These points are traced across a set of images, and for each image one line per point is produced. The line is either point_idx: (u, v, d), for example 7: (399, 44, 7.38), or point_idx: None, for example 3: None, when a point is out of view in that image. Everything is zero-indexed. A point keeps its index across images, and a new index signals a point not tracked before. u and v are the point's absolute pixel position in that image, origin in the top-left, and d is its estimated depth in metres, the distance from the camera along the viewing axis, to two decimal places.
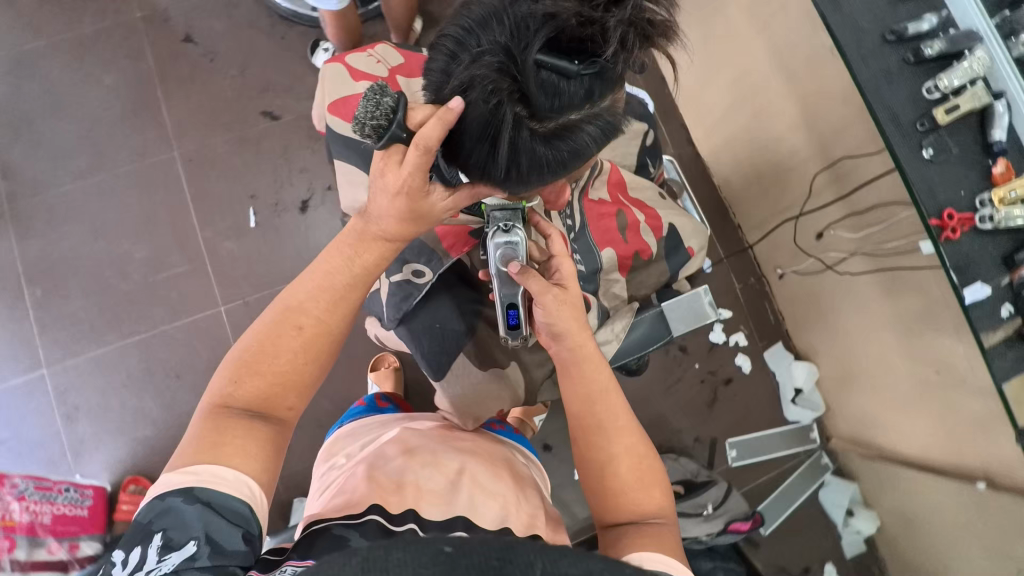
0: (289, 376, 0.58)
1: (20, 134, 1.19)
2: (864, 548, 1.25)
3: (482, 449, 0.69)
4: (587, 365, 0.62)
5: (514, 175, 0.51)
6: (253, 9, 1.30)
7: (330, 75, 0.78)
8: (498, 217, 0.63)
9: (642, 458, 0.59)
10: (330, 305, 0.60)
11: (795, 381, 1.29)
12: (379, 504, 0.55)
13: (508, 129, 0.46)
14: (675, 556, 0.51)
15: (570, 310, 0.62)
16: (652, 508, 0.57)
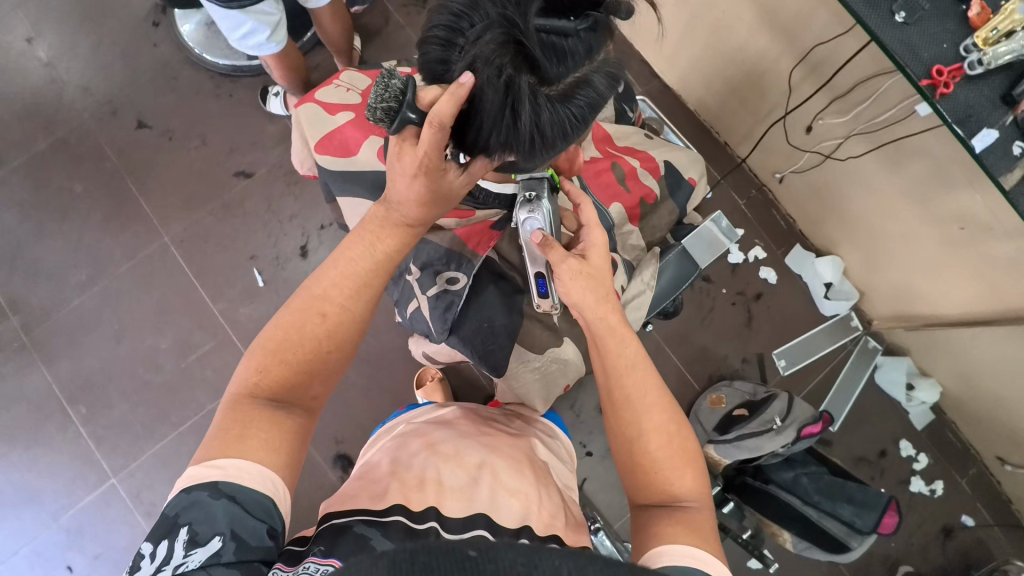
0: (318, 368, 0.55)
1: (13, 266, 1.20)
2: (933, 416, 1.27)
3: (505, 444, 0.67)
4: (610, 340, 0.60)
5: (538, 148, 0.49)
6: (195, 76, 1.29)
7: (305, 116, 0.77)
8: (525, 185, 0.64)
9: (675, 438, 0.57)
10: (353, 292, 0.57)
11: (824, 277, 1.27)
12: (401, 503, 0.52)
13: (526, 100, 0.44)
14: (708, 549, 0.49)
15: (589, 284, 0.60)
16: (687, 491, 0.55)
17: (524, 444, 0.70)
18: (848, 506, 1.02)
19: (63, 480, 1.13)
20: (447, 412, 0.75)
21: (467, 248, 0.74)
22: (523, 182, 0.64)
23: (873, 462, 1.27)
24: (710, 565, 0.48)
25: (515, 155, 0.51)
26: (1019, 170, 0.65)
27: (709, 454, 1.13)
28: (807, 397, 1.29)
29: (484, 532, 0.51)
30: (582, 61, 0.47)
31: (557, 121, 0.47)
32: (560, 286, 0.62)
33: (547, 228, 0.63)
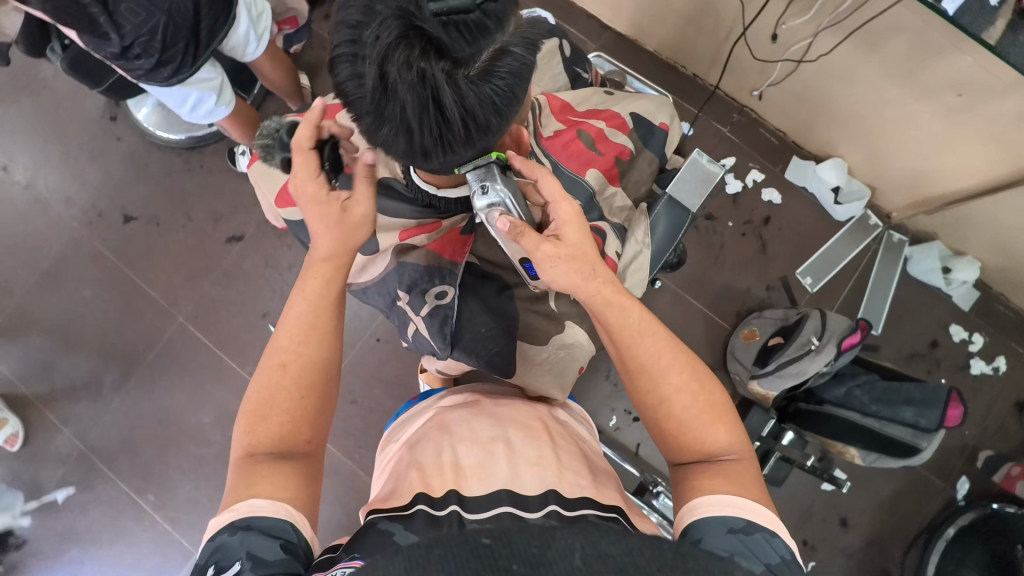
0: (298, 411, 0.56)
1: (51, 381, 1.25)
2: (978, 292, 1.22)
3: (517, 415, 0.67)
4: (614, 310, 0.60)
5: (475, 131, 0.46)
6: (164, 157, 1.31)
7: (258, 177, 0.78)
8: (474, 175, 0.57)
9: (699, 396, 0.58)
10: (303, 337, 0.58)
11: (830, 183, 1.23)
12: (422, 492, 0.53)
13: (446, 88, 0.42)
14: (750, 496, 0.52)
15: (570, 264, 0.60)
16: (722, 444, 0.57)
17: (544, 415, 0.69)
18: (908, 408, 0.99)
19: (152, 565, 1.19)
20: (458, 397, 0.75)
21: (444, 259, 0.74)
22: (471, 171, 0.56)
23: (926, 356, 1.22)
24: (750, 513, 0.50)
25: (455, 148, 0.48)
26: (1003, 19, 0.60)
27: (755, 390, 1.11)
28: (842, 308, 1.24)
29: (508, 507, 0.50)
30: (493, 29, 0.43)
31: (487, 100, 0.44)
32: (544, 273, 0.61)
33: (514, 213, 0.58)
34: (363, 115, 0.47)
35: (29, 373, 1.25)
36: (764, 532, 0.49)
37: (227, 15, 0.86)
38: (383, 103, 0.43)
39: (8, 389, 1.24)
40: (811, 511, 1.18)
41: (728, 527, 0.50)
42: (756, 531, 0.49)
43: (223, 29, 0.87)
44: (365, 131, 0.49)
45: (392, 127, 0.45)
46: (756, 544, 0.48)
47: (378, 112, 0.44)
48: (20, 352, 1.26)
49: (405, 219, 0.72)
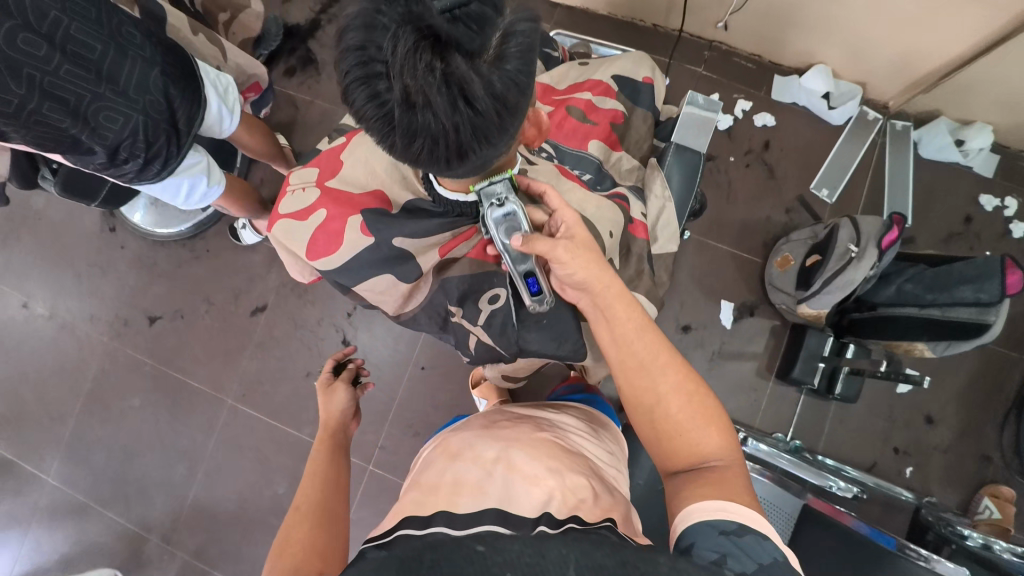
0: (311, 534, 0.57)
1: (126, 494, 1.27)
2: (997, 156, 1.19)
3: (525, 433, 0.62)
4: (613, 305, 0.58)
5: (507, 119, 0.44)
6: (171, 252, 1.33)
7: (281, 237, 0.69)
8: (486, 194, 0.55)
9: (693, 396, 0.54)
10: (316, 485, 0.66)
11: (820, 91, 1.21)
12: (412, 515, 0.50)
13: (472, 79, 0.39)
14: (741, 501, 0.47)
15: (588, 255, 0.58)
16: (713, 449, 0.52)
17: (550, 435, 0.64)
18: (964, 287, 0.92)
19: None
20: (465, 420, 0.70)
21: (488, 263, 0.67)
22: (485, 190, 0.55)
23: (963, 233, 1.19)
24: (744, 517, 0.45)
25: (491, 143, 0.45)
26: None
27: (805, 313, 1.10)
28: (867, 209, 1.22)
29: (495, 524, 0.46)
30: (497, 11, 0.41)
31: (512, 82, 0.42)
32: (562, 267, 0.59)
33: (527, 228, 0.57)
34: (389, 137, 0.45)
35: (102, 492, 1.27)
36: (756, 535, 0.44)
37: (200, 101, 0.86)
38: (410, 117, 0.42)
39: (89, 512, 1.26)
40: (894, 417, 1.16)
41: (718, 529, 0.45)
42: (749, 534, 0.44)
43: (200, 114, 0.87)
44: (395, 153, 0.46)
45: (423, 139, 0.43)
46: (750, 547, 0.43)
47: (406, 129, 0.42)
48: (89, 474, 1.28)
49: (437, 234, 0.64)
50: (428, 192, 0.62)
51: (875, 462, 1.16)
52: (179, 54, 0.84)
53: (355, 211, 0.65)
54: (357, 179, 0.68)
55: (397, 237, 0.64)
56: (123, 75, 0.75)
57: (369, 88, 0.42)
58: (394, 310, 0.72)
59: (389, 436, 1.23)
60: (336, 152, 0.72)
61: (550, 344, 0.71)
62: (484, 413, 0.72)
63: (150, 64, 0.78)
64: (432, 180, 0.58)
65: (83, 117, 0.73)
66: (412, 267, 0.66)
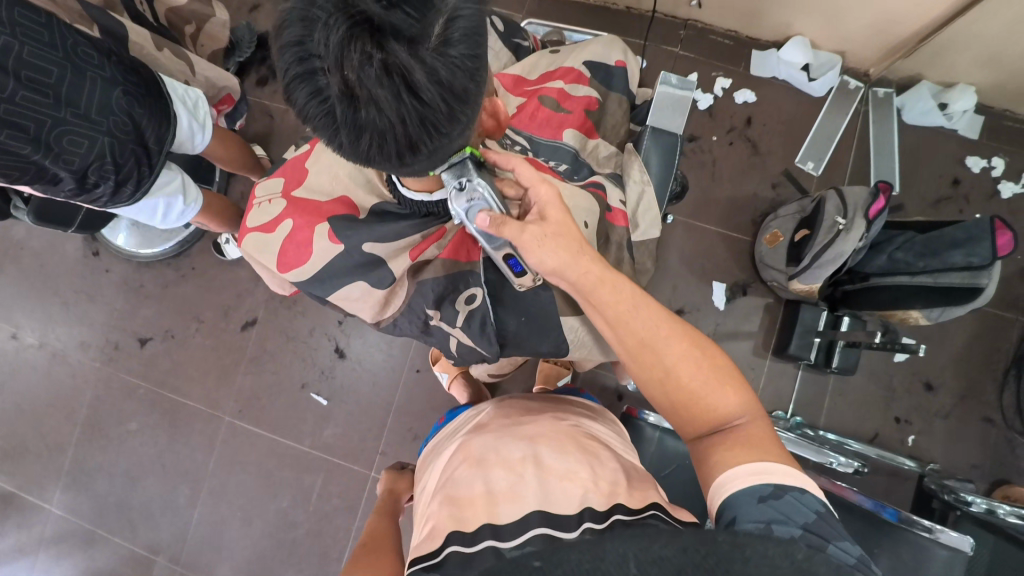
0: (383, 558, 0.67)
1: (130, 518, 1.26)
2: (982, 117, 1.16)
3: (545, 428, 0.61)
4: (601, 289, 0.56)
5: (458, 107, 0.42)
6: (157, 272, 1.32)
7: (252, 251, 0.68)
8: (451, 173, 0.52)
9: (704, 362, 0.53)
10: (381, 530, 0.77)
11: (799, 63, 1.19)
12: (455, 529, 0.48)
13: (414, 67, 0.38)
14: (772, 459, 0.46)
15: (560, 244, 0.56)
16: (733, 409, 0.51)
17: (570, 424, 0.64)
18: (955, 251, 0.90)
19: None
20: (479, 420, 0.69)
21: (462, 263, 0.66)
22: (447, 171, 0.52)
23: (952, 197, 1.18)
24: (776, 476, 0.44)
25: (445, 136, 0.44)
26: None
27: (798, 289, 1.08)
28: (853, 179, 1.21)
29: (542, 529, 0.46)
30: None
31: (459, 68, 0.40)
32: (531, 257, 0.57)
33: (495, 207, 0.54)
34: (337, 138, 0.44)
35: (107, 517, 1.26)
36: (794, 491, 0.43)
37: (170, 119, 0.85)
38: (354, 113, 0.40)
39: (95, 539, 1.26)
40: (893, 385, 1.16)
41: (756, 497, 0.44)
42: (786, 494, 0.43)
43: (171, 134, 0.85)
44: (345, 153, 0.45)
45: (371, 135, 0.42)
46: (790, 507, 0.42)
47: (351, 125, 0.41)
48: (92, 501, 1.27)
49: (408, 237, 0.63)
50: (393, 194, 0.63)
51: (877, 433, 1.15)
52: (143, 73, 0.83)
53: (322, 219, 0.64)
54: (323, 186, 0.66)
55: (367, 242, 0.63)
56: (82, 99, 0.74)
57: (310, 84, 0.41)
58: (373, 317, 0.69)
59: (389, 442, 1.22)
60: (301, 162, 0.70)
61: (537, 339, 0.70)
62: (497, 407, 0.71)
63: (112, 85, 0.76)
64: (396, 181, 0.59)
65: (45, 144, 0.72)
66: (384, 273, 0.64)
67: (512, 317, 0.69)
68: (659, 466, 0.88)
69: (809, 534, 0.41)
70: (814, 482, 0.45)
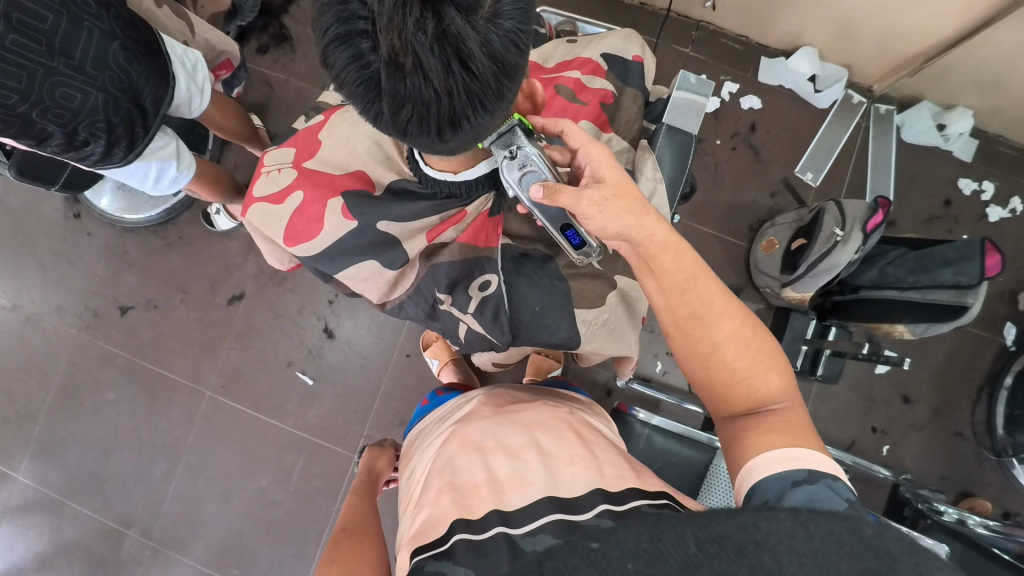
0: (362, 545, 0.65)
1: (103, 489, 1.22)
2: (976, 140, 1.19)
3: (545, 416, 0.61)
4: (664, 254, 0.54)
5: (505, 82, 0.41)
6: (142, 239, 1.27)
7: (258, 221, 0.66)
8: (499, 144, 0.52)
9: (752, 342, 0.53)
10: (358, 514, 0.75)
11: (806, 73, 1.20)
12: (460, 517, 0.47)
13: (468, 36, 0.37)
14: (809, 447, 0.46)
15: (622, 203, 0.53)
16: (774, 393, 0.51)
17: (567, 413, 0.64)
18: (946, 269, 0.92)
19: None
20: (470, 406, 0.69)
21: (479, 249, 0.65)
22: (495, 143, 0.51)
23: (943, 216, 1.21)
24: (811, 463, 0.45)
25: (488, 113, 0.42)
26: None
27: (792, 296, 1.10)
28: (850, 193, 1.23)
29: (557, 514, 0.44)
30: None
31: (510, 41, 0.39)
32: (591, 222, 0.54)
33: (548, 176, 0.53)
34: (373, 107, 0.42)
35: (78, 488, 1.23)
36: (827, 479, 0.44)
37: (168, 79, 0.82)
38: (397, 81, 0.39)
39: (64, 509, 1.22)
40: (874, 396, 1.19)
41: (790, 480, 0.44)
42: (819, 480, 0.43)
43: (168, 96, 0.83)
44: (380, 125, 0.43)
45: (413, 107, 0.40)
46: (822, 493, 0.43)
47: (393, 95, 0.40)
48: (63, 472, 1.23)
49: (427, 217, 0.62)
50: (415, 173, 0.61)
51: (855, 440, 1.18)
52: (142, 27, 0.79)
53: (335, 193, 0.62)
54: (337, 160, 0.64)
55: (383, 221, 0.61)
56: (78, 48, 0.70)
57: (350, 47, 0.39)
58: (379, 298, 0.68)
59: (374, 425, 1.21)
60: (313, 132, 0.68)
61: (541, 330, 0.70)
62: (489, 395, 0.71)
63: (112, 37, 0.73)
64: (419, 160, 0.57)
65: (35, 93, 0.68)
66: (398, 253, 0.63)
67: (518, 307, 0.68)
68: (648, 461, 0.90)
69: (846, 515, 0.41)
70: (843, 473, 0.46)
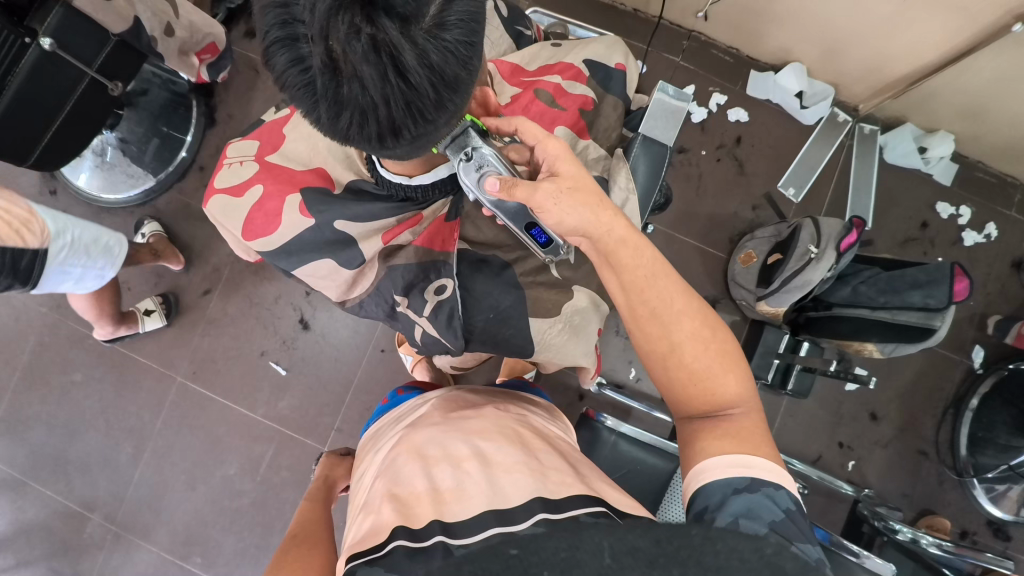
0: (311, 551, 0.65)
1: (67, 471, 1.21)
2: (957, 164, 1.22)
3: (492, 423, 0.61)
4: (624, 251, 0.54)
5: (445, 92, 0.40)
6: (118, 219, 1.25)
7: (218, 213, 0.65)
8: (454, 148, 0.52)
9: (712, 343, 0.53)
10: (309, 520, 0.74)
11: (793, 89, 1.21)
12: (400, 525, 0.47)
13: (404, 45, 0.37)
14: (757, 454, 0.48)
15: (577, 197, 0.54)
16: (730, 397, 0.52)
17: (516, 419, 0.64)
18: (915, 292, 0.94)
19: None
20: (423, 410, 0.68)
21: (435, 252, 0.65)
22: (449, 146, 0.52)
23: (919, 238, 1.23)
24: (756, 470, 0.47)
25: (429, 121, 0.42)
26: None
27: (765, 310, 1.11)
28: (830, 210, 1.24)
29: (496, 527, 0.44)
30: None
31: (451, 52, 0.39)
32: (550, 217, 0.55)
33: (505, 172, 0.55)
34: (315, 111, 0.42)
35: (41, 468, 1.21)
36: (770, 487, 0.46)
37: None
38: (336, 87, 0.38)
39: (25, 490, 1.21)
40: (841, 412, 1.21)
41: (732, 487, 0.46)
42: (760, 489, 0.46)
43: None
44: (323, 129, 0.43)
45: (351, 113, 0.39)
46: (762, 502, 0.45)
47: (332, 100, 0.39)
48: (26, 451, 1.21)
49: (383, 219, 0.61)
50: (371, 173, 0.61)
51: (820, 455, 1.20)
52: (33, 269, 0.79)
53: (295, 189, 0.62)
54: (300, 155, 0.64)
55: (340, 219, 0.61)
56: None
57: (291, 51, 0.39)
58: (338, 296, 0.67)
59: (345, 419, 1.21)
60: (280, 125, 0.67)
61: (505, 334, 0.69)
62: (444, 398, 0.71)
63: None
64: (374, 162, 0.58)
65: None
66: (355, 253, 0.62)
67: (480, 311, 0.68)
68: (611, 468, 0.90)
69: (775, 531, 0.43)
70: (789, 479, 0.48)
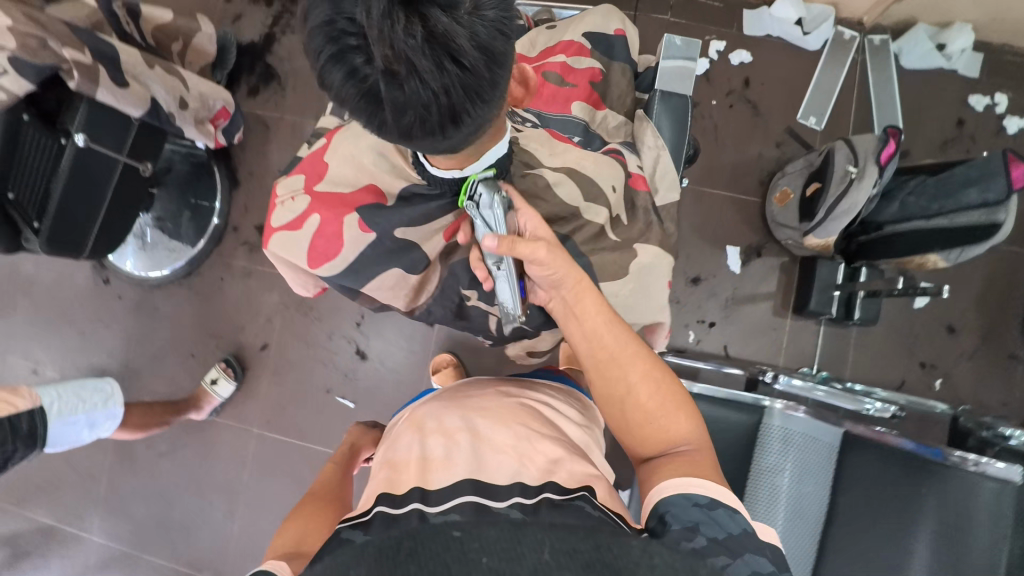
0: (326, 505, 0.70)
1: (170, 537, 1.27)
2: (982, 54, 1.17)
3: (492, 405, 0.63)
4: (581, 303, 0.60)
5: (495, 68, 0.42)
6: (169, 292, 1.32)
7: (280, 250, 0.68)
8: (487, 187, 0.54)
9: (663, 385, 0.58)
10: (329, 478, 0.79)
11: (791, 18, 1.19)
12: (386, 491, 0.51)
13: (455, 31, 0.39)
14: (710, 479, 0.50)
15: (561, 262, 0.59)
16: (682, 435, 0.56)
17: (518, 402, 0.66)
18: (969, 190, 0.88)
19: None
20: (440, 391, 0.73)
21: None
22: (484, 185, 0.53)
23: (957, 137, 1.18)
24: (714, 491, 0.49)
25: (484, 101, 0.43)
26: None
27: (813, 244, 1.07)
28: (857, 130, 1.20)
29: (471, 495, 0.48)
30: None
31: (494, 29, 0.41)
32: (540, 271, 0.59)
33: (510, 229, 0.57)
34: (377, 118, 0.43)
35: (148, 539, 1.27)
36: (726, 509, 0.48)
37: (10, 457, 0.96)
38: (396, 89, 0.40)
39: (137, 561, 1.27)
40: (916, 331, 1.16)
41: (691, 502, 0.48)
42: (718, 507, 0.48)
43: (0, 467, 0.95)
44: (386, 134, 0.44)
45: (414, 111, 0.41)
46: (720, 518, 0.47)
47: (395, 102, 0.41)
48: (131, 526, 1.28)
49: (440, 219, 0.64)
50: (421, 176, 0.60)
51: (904, 379, 1.16)
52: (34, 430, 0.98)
53: (350, 210, 0.64)
54: (340, 181, 0.65)
55: (400, 228, 0.64)
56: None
57: (344, 65, 0.40)
58: (408, 304, 0.75)
59: None
60: (319, 153, 0.69)
61: None
62: (461, 384, 0.73)
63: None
64: (421, 161, 0.57)
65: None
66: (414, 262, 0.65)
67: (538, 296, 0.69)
68: None
69: (730, 540, 0.46)
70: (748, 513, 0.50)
